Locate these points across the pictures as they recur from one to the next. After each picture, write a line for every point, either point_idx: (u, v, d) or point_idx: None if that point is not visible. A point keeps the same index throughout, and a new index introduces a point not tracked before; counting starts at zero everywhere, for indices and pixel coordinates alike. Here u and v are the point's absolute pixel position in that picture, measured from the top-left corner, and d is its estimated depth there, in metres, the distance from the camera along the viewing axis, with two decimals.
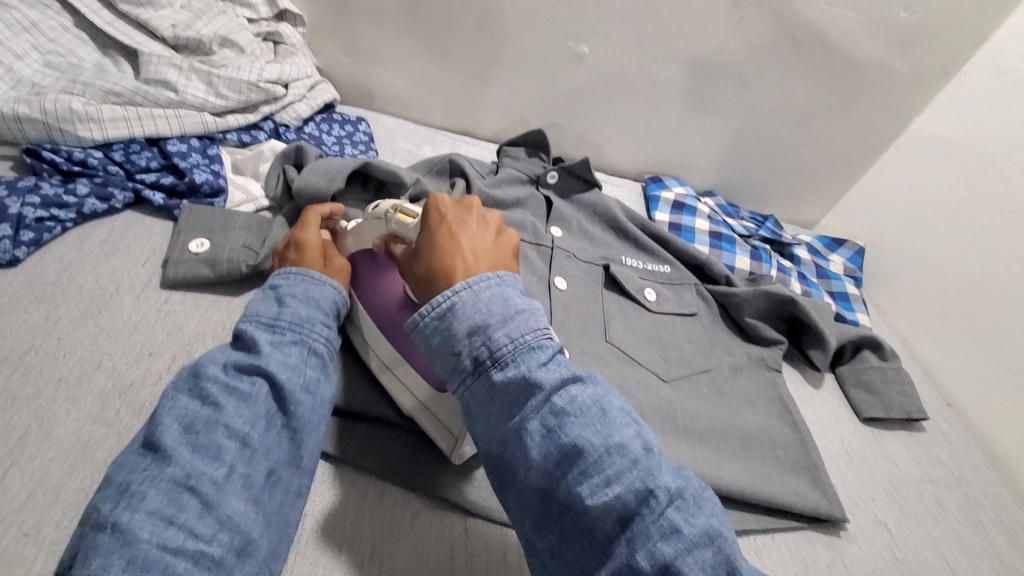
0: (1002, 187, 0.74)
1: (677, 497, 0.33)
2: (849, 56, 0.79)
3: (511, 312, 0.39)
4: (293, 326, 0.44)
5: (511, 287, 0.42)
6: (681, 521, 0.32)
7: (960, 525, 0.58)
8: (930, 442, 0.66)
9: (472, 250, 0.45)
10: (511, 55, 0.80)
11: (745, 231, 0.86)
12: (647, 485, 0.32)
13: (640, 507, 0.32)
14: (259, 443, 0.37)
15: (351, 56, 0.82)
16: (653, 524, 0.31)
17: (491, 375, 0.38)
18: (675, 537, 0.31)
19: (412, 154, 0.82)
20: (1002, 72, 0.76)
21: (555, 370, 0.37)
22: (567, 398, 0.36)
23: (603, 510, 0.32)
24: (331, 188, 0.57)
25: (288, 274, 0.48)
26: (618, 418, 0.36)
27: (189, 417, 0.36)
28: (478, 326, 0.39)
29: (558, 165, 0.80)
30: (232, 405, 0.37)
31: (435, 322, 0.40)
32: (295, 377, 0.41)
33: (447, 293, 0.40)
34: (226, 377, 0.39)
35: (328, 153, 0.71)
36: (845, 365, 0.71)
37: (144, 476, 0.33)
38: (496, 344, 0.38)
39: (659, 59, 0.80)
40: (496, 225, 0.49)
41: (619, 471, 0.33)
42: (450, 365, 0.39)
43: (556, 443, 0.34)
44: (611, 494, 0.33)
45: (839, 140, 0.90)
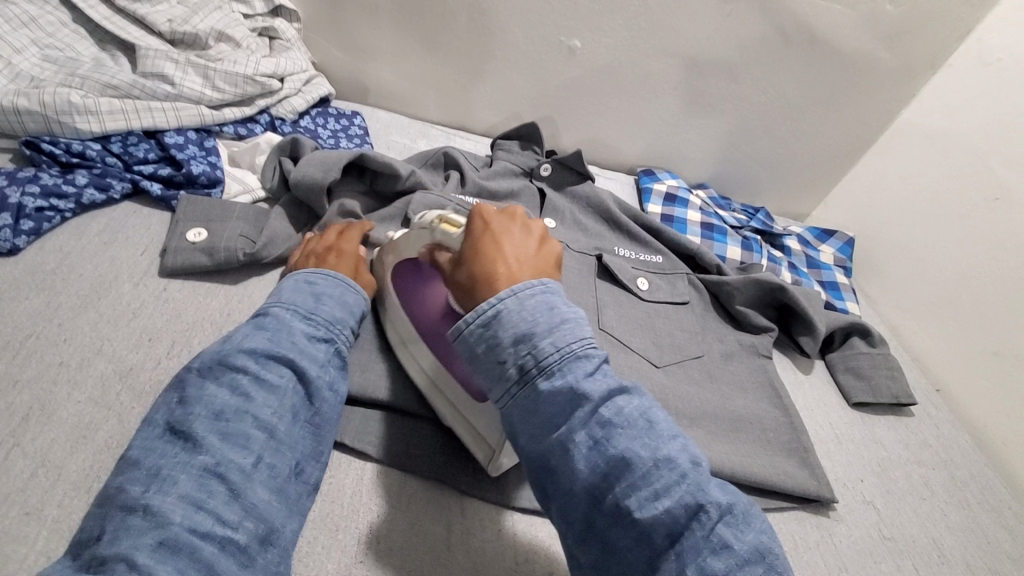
0: (987, 176, 0.75)
1: (727, 513, 0.32)
2: (836, 49, 0.81)
3: (556, 321, 0.39)
4: (324, 324, 0.45)
5: (557, 296, 0.41)
6: (732, 537, 0.31)
7: (947, 505, 0.59)
8: (918, 426, 0.68)
9: (515, 257, 0.44)
10: (505, 49, 0.81)
11: (737, 222, 0.87)
12: (697, 500, 0.32)
13: (691, 522, 0.32)
14: (285, 434, 0.38)
15: (346, 52, 0.83)
16: (703, 540, 0.31)
17: (537, 384, 0.37)
18: (725, 553, 0.31)
19: (407, 148, 0.83)
20: (986, 63, 0.78)
21: (601, 380, 0.37)
22: (614, 408, 0.36)
23: (652, 523, 0.32)
24: (328, 179, 0.58)
25: (324, 274, 0.50)
26: (664, 430, 0.36)
27: (219, 405, 0.36)
28: (524, 334, 0.38)
29: (552, 157, 0.81)
30: (262, 396, 0.38)
31: (480, 330, 0.40)
32: (322, 374, 0.42)
33: (493, 301, 0.40)
34: (259, 368, 0.39)
35: (324, 145, 0.71)
36: (834, 352, 0.72)
37: (174, 462, 0.33)
38: (542, 353, 0.38)
39: (650, 53, 0.81)
40: (541, 232, 0.48)
41: (668, 485, 0.33)
42: (495, 374, 0.39)
43: (603, 455, 0.34)
44: (661, 507, 0.32)
45: (828, 132, 0.91)
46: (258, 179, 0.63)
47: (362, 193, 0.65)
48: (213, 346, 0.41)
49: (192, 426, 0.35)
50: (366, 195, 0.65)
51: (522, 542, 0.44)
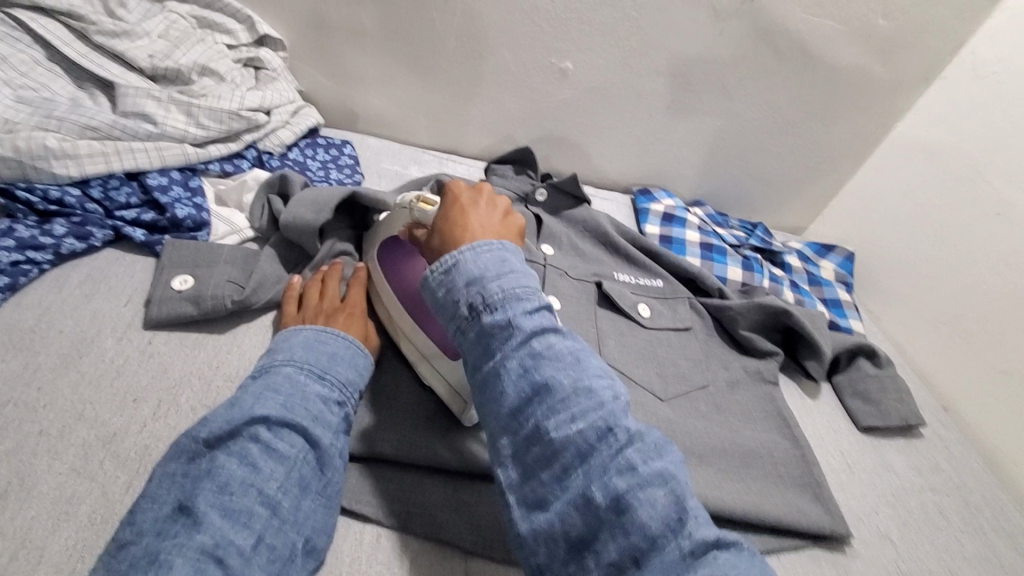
0: (987, 190, 0.74)
1: (637, 440, 0.33)
2: (830, 64, 0.80)
3: (507, 269, 0.40)
4: (335, 387, 0.45)
5: (513, 252, 0.42)
6: (638, 460, 0.32)
7: (963, 534, 0.58)
8: (928, 449, 0.67)
9: (479, 227, 0.44)
10: (495, 73, 0.80)
11: (735, 240, 0.86)
12: (608, 424, 0.33)
13: (599, 444, 0.33)
14: (288, 510, 0.37)
15: (334, 79, 0.81)
16: (610, 460, 0.32)
17: (480, 319, 0.38)
18: (629, 474, 0.31)
19: (398, 176, 0.81)
20: (980, 75, 0.77)
21: (538, 319, 0.38)
22: (546, 344, 0.37)
23: (565, 443, 0.33)
24: (319, 220, 0.55)
25: (337, 334, 0.49)
26: (593, 369, 0.37)
27: (227, 478, 0.36)
28: (475, 278, 0.39)
29: (547, 182, 0.79)
30: (270, 467, 0.38)
31: (438, 274, 0.41)
32: (332, 442, 0.42)
33: (454, 252, 0.41)
34: (269, 436, 0.39)
35: (314, 179, 0.70)
36: (841, 374, 0.70)
37: (174, 545, 0.32)
38: (488, 292, 0.38)
39: (643, 72, 0.80)
40: (509, 207, 0.48)
41: (585, 411, 0.34)
42: (445, 312, 0.40)
43: (531, 382, 0.35)
44: (575, 429, 0.33)
45: (824, 146, 0.90)
46: (246, 219, 0.61)
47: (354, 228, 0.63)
48: (219, 408, 0.41)
49: (197, 501, 0.35)
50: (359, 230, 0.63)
51: None
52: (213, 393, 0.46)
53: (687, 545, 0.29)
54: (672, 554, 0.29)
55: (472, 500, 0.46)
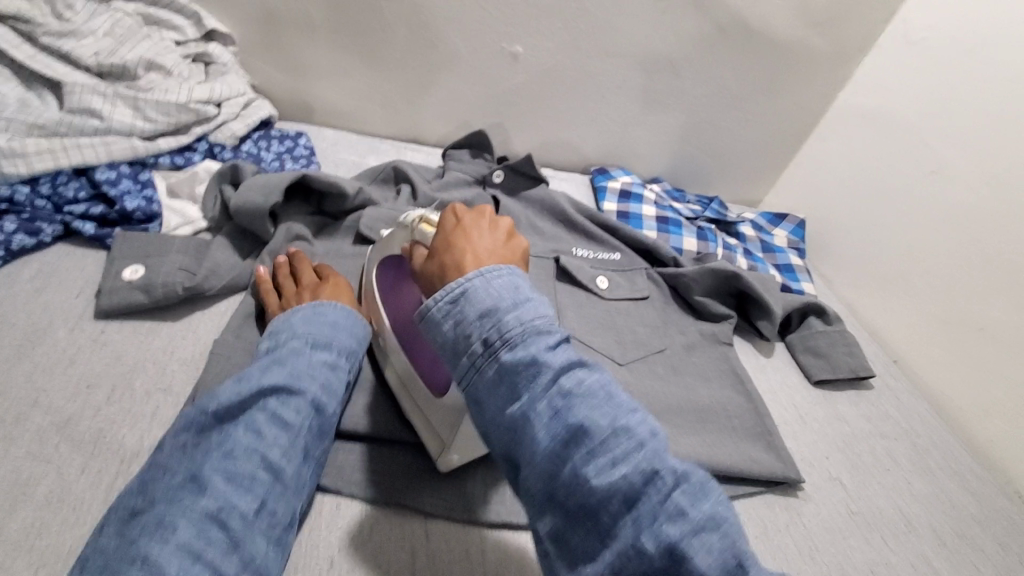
0: (923, 151, 0.78)
1: (684, 480, 0.31)
2: (771, 38, 0.83)
3: (521, 298, 0.38)
4: (338, 357, 0.45)
5: (523, 278, 0.40)
6: (688, 503, 0.31)
7: (911, 475, 0.61)
8: (877, 398, 0.70)
9: (483, 249, 0.43)
10: (448, 60, 0.81)
11: (691, 214, 0.89)
12: (653, 466, 0.31)
13: (645, 489, 0.31)
14: (291, 477, 0.38)
15: (286, 72, 0.81)
16: (659, 506, 0.31)
17: (500, 357, 0.36)
18: (680, 519, 0.30)
19: (356, 165, 0.81)
20: (914, 43, 0.81)
21: (563, 353, 0.36)
22: (575, 381, 0.35)
23: (608, 490, 0.31)
24: (269, 203, 0.56)
25: (336, 308, 0.49)
26: (626, 401, 0.35)
27: (233, 445, 0.37)
28: (488, 310, 0.37)
29: (503, 163, 0.81)
30: (275, 435, 0.39)
31: (446, 306, 0.38)
32: (334, 411, 0.43)
33: (461, 280, 0.39)
34: (275, 405, 0.40)
35: (268, 169, 0.70)
36: (793, 333, 0.73)
37: (179, 508, 0.34)
38: (504, 327, 0.36)
39: (593, 53, 0.82)
40: (509, 228, 0.46)
41: (625, 452, 0.32)
42: (459, 350, 0.38)
43: (564, 425, 0.33)
44: (617, 474, 0.32)
45: (772, 118, 0.93)
46: (198, 210, 0.61)
47: (308, 214, 0.63)
48: (226, 381, 0.40)
49: (204, 467, 0.36)
50: (313, 216, 0.63)
51: (490, 560, 0.43)
52: (168, 377, 0.46)
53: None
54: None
55: (433, 467, 0.47)
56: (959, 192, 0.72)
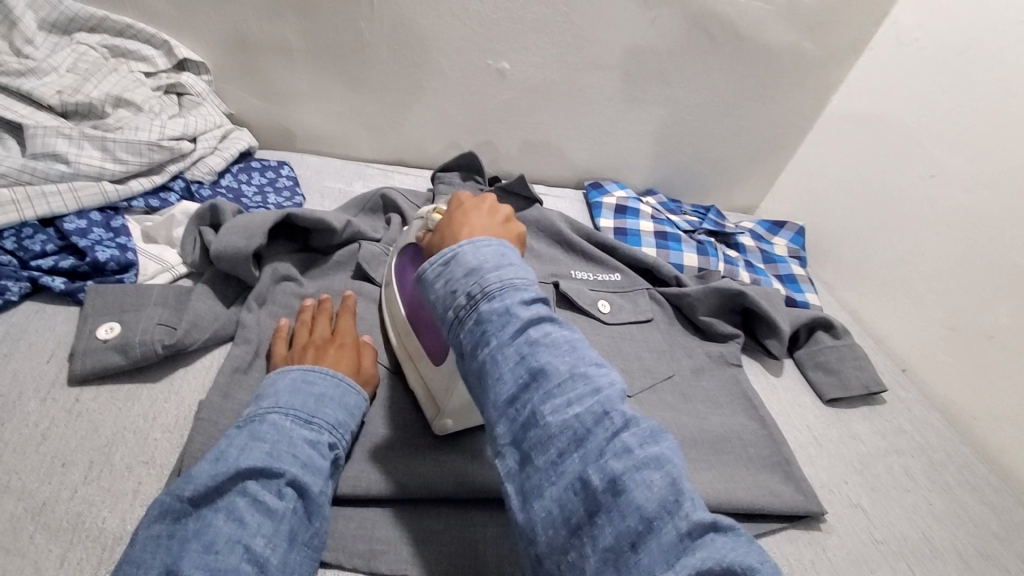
0: (921, 155, 0.76)
1: (632, 424, 0.32)
2: (761, 45, 0.81)
3: (504, 261, 0.39)
4: (323, 431, 0.42)
5: (511, 249, 0.41)
6: (634, 444, 0.31)
7: (931, 493, 0.60)
8: (890, 413, 0.68)
9: (478, 228, 0.45)
10: (433, 79, 0.78)
11: (689, 226, 0.87)
12: (604, 408, 0.32)
13: (595, 428, 0.31)
14: (276, 568, 0.35)
15: (264, 99, 0.78)
16: (607, 444, 0.31)
17: (479, 309, 0.36)
18: (626, 456, 0.30)
19: (342, 192, 0.78)
20: (905, 44, 0.79)
21: (535, 308, 0.37)
22: (542, 332, 0.35)
23: (561, 429, 0.32)
24: (251, 246, 0.53)
25: (325, 373, 0.47)
26: (588, 356, 0.36)
27: (213, 537, 0.34)
28: (471, 268, 0.38)
29: (494, 185, 0.78)
30: (257, 522, 0.35)
31: (439, 267, 0.40)
32: (322, 489, 0.40)
33: (452, 246, 0.40)
34: (256, 488, 0.37)
35: (249, 204, 0.67)
36: (801, 349, 0.72)
37: None
38: (486, 281, 0.37)
39: (582, 66, 0.80)
40: (507, 216, 0.48)
41: (581, 396, 0.33)
42: (443, 304, 0.38)
43: (527, 368, 0.34)
44: (571, 414, 0.32)
45: (764, 125, 0.92)
46: (176, 254, 0.58)
47: (295, 252, 0.60)
48: (202, 461, 0.38)
49: (180, 564, 0.32)
50: (300, 254, 0.60)
51: None
52: (151, 447, 0.43)
53: (684, 527, 0.28)
54: (670, 534, 0.28)
55: (437, 527, 0.44)
56: (961, 194, 0.71)
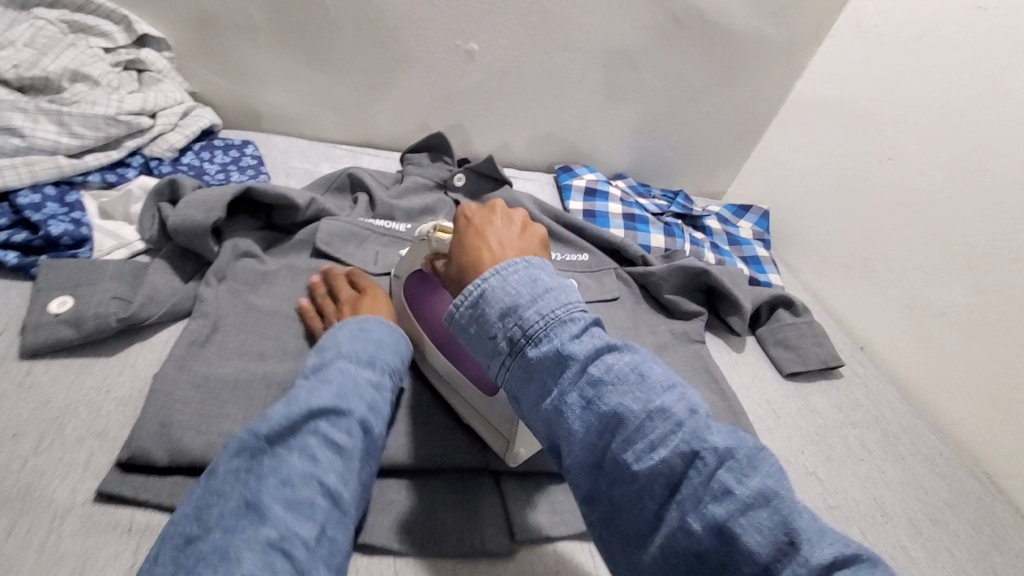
0: (879, 139, 0.79)
1: (728, 457, 0.28)
2: (727, 29, 0.83)
3: (541, 289, 0.35)
4: (382, 377, 0.44)
5: (542, 268, 0.37)
6: (734, 482, 0.28)
7: (884, 463, 0.62)
8: (847, 387, 0.70)
9: (499, 245, 0.41)
10: (401, 60, 0.78)
11: (657, 209, 0.88)
12: (692, 447, 0.29)
13: (688, 472, 0.28)
14: (348, 501, 0.36)
15: (228, 77, 0.77)
16: (702, 487, 0.28)
17: (526, 354, 0.34)
18: (727, 499, 0.27)
19: (309, 173, 0.77)
20: (865, 31, 0.81)
21: (589, 340, 0.33)
22: (603, 366, 0.32)
23: (650, 476, 0.29)
24: (211, 220, 0.52)
25: (371, 323, 0.49)
26: (660, 381, 0.32)
27: (290, 472, 0.35)
28: (508, 307, 0.35)
29: (464, 166, 0.78)
30: (330, 459, 0.36)
31: (468, 311, 0.36)
32: (382, 430, 0.41)
33: (476, 282, 0.37)
34: (326, 427, 0.38)
35: (211, 182, 0.66)
36: (763, 327, 0.73)
37: (240, 541, 0.31)
38: (527, 322, 0.34)
39: (552, 49, 0.80)
40: (525, 220, 0.44)
41: (662, 435, 0.29)
42: (487, 351, 0.36)
43: (597, 414, 0.31)
44: (657, 459, 0.29)
45: (730, 111, 0.93)
46: (135, 230, 0.56)
47: (258, 230, 0.59)
48: (276, 402, 0.38)
49: (260, 496, 0.34)
50: (262, 231, 0.60)
51: None
52: (103, 420, 0.42)
53: (804, 571, 0.25)
54: None
55: (397, 498, 0.45)
56: (915, 177, 0.73)
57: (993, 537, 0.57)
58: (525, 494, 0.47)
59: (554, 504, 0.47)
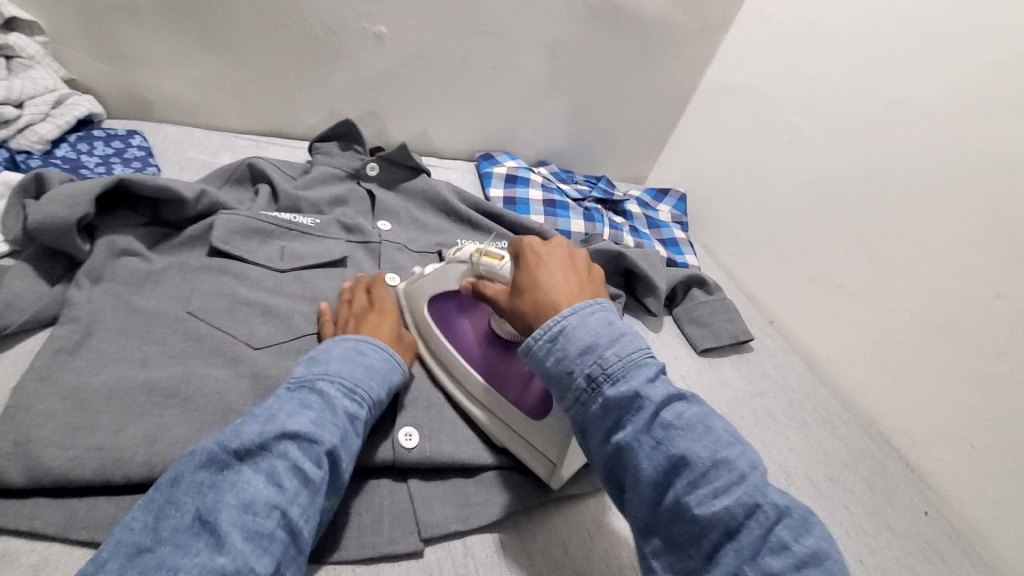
0: (781, 121, 0.82)
1: (786, 515, 0.33)
2: (638, 16, 0.84)
3: (617, 334, 0.41)
4: (362, 405, 0.43)
5: (615, 313, 0.43)
6: (790, 538, 0.32)
7: (788, 429, 0.65)
8: (755, 359, 0.74)
9: (567, 285, 0.45)
10: (305, 44, 0.74)
11: (579, 195, 0.89)
12: (753, 500, 0.33)
13: (747, 521, 0.32)
14: (304, 539, 0.35)
15: (112, 63, 0.70)
16: (760, 538, 0.32)
17: (604, 391, 0.39)
18: (784, 553, 0.31)
19: (207, 165, 0.72)
20: (765, 18, 0.85)
21: (661, 387, 0.38)
22: (674, 414, 0.37)
23: (710, 520, 0.33)
24: (76, 216, 0.47)
25: (367, 344, 0.47)
26: (723, 435, 0.36)
27: (253, 496, 0.33)
28: (588, 346, 0.40)
29: (377, 155, 0.75)
30: (296, 489, 0.35)
31: (548, 344, 0.41)
32: (349, 467, 0.40)
33: (557, 318, 0.42)
34: (297, 453, 0.36)
35: (90, 176, 0.61)
36: (678, 306, 0.76)
37: (193, 563, 0.30)
38: (607, 362, 0.39)
39: (465, 33, 0.78)
40: (586, 266, 0.50)
41: (726, 485, 0.34)
42: (562, 384, 0.41)
43: (665, 455, 0.36)
44: (718, 505, 0.33)
45: (647, 96, 0.95)
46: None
47: (140, 226, 0.55)
48: (251, 418, 0.37)
49: (221, 516, 0.32)
50: (146, 228, 0.55)
51: None
52: None
53: None
54: None
55: None
56: (814, 158, 0.77)
57: (885, 492, 0.62)
58: (435, 490, 0.46)
59: (465, 495, 0.46)
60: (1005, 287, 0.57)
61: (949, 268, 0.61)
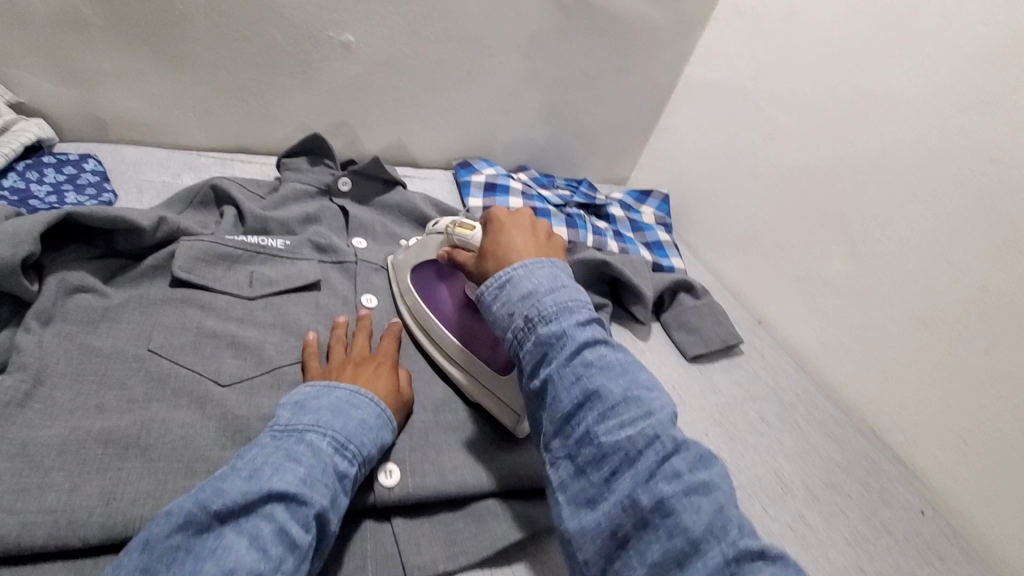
0: (761, 118, 0.81)
1: (681, 449, 0.36)
2: (613, 16, 0.82)
3: (558, 286, 0.44)
4: (354, 461, 0.40)
5: (562, 272, 0.46)
6: (681, 467, 0.35)
7: (783, 435, 0.64)
8: (745, 363, 0.73)
9: (525, 251, 0.48)
10: (267, 55, 0.71)
11: (560, 200, 0.87)
12: (655, 432, 0.36)
13: (645, 450, 0.35)
14: None
15: (60, 84, 0.66)
16: (656, 466, 0.35)
17: (538, 331, 0.42)
18: (675, 480, 0.34)
19: (169, 187, 0.69)
20: (742, 14, 0.84)
21: (590, 332, 0.41)
22: (597, 355, 0.40)
23: (614, 447, 0.36)
24: (19, 255, 0.43)
25: (360, 396, 0.44)
26: (641, 382, 0.40)
27: (233, 565, 0.31)
28: (529, 293, 0.43)
29: (348, 169, 0.72)
30: (279, 557, 0.33)
31: (496, 291, 0.45)
32: (335, 528, 0.37)
33: (507, 269, 0.45)
34: (283, 516, 0.34)
35: (40, 206, 0.57)
36: (667, 311, 0.74)
37: None
38: (543, 306, 0.42)
39: (435, 38, 0.76)
40: (547, 232, 0.52)
41: (633, 419, 0.37)
42: (504, 325, 0.44)
43: (584, 389, 0.38)
44: (623, 434, 0.36)
45: (626, 96, 0.93)
46: None
47: (92, 259, 0.51)
48: (235, 473, 0.35)
49: None
50: (99, 260, 0.51)
51: None
52: None
53: (727, 550, 0.31)
54: (713, 555, 0.31)
55: None
56: (796, 155, 0.76)
57: (882, 494, 0.61)
58: (420, 529, 0.44)
59: (453, 532, 0.44)
60: (994, 283, 0.56)
61: (938, 264, 0.60)
